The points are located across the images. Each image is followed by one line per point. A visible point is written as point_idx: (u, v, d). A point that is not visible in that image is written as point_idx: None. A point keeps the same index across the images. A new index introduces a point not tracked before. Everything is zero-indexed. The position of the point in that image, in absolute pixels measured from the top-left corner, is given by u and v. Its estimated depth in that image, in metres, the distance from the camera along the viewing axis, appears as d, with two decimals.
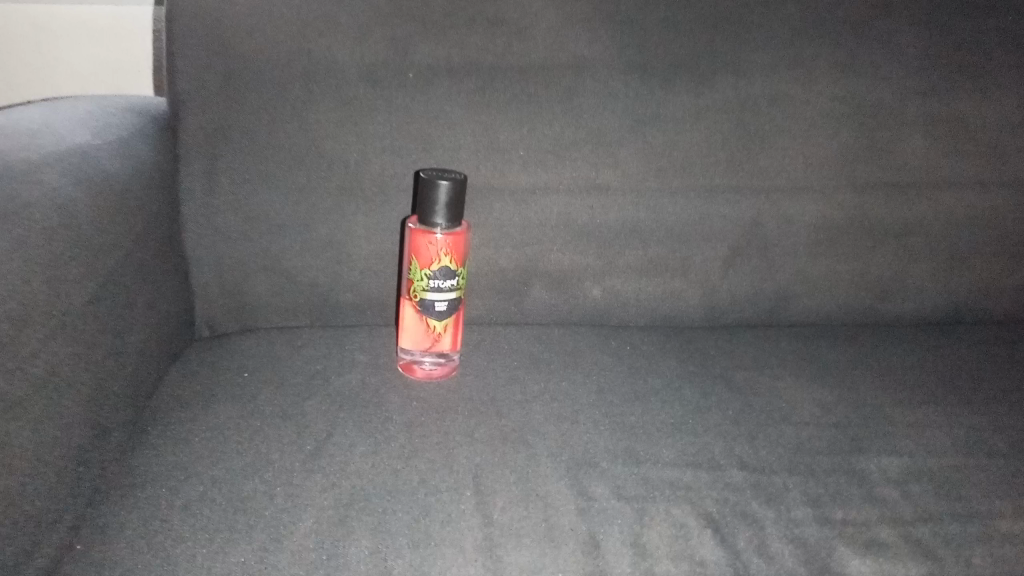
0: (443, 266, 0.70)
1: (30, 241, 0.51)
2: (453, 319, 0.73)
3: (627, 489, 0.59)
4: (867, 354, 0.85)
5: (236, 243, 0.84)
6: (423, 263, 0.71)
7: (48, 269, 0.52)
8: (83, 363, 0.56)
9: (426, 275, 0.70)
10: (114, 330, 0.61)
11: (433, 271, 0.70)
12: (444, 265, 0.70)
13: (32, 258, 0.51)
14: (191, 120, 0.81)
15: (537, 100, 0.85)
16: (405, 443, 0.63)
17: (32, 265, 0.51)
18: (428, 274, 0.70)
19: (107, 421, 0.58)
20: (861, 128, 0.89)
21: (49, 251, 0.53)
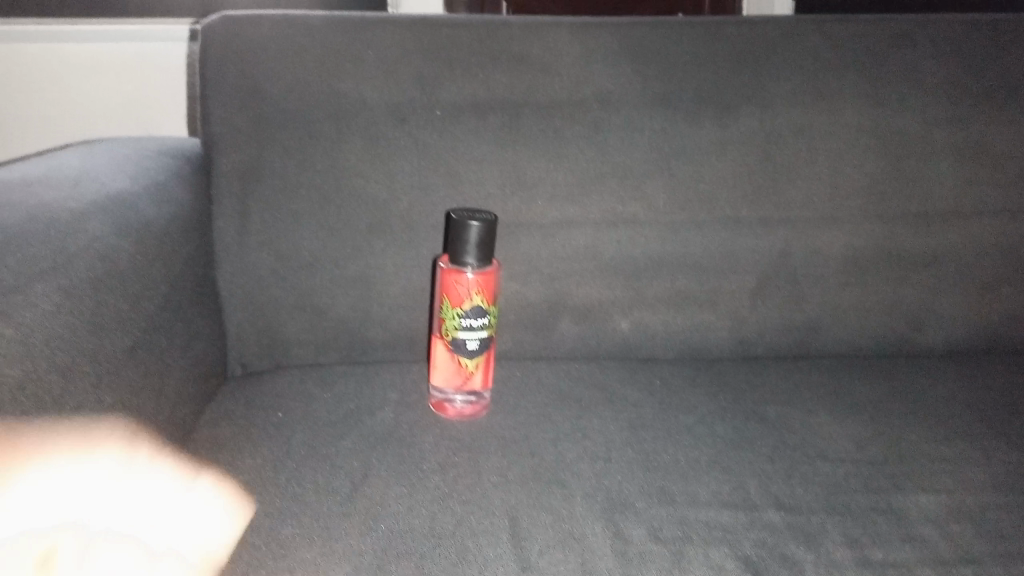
0: (474, 306, 0.71)
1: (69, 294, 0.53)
2: (484, 358, 0.73)
3: (664, 531, 0.59)
4: (901, 387, 0.84)
5: (268, 281, 0.85)
6: (454, 302, 0.71)
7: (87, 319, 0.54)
8: (126, 409, 0.57)
9: (457, 314, 0.71)
10: (154, 374, 0.62)
11: (465, 310, 0.71)
12: (475, 304, 0.71)
13: (71, 311, 0.53)
14: (224, 161, 0.83)
15: (563, 136, 0.86)
16: (438, 484, 0.63)
17: (72, 317, 0.53)
18: (460, 313, 0.71)
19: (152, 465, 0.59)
20: (887, 159, 0.89)
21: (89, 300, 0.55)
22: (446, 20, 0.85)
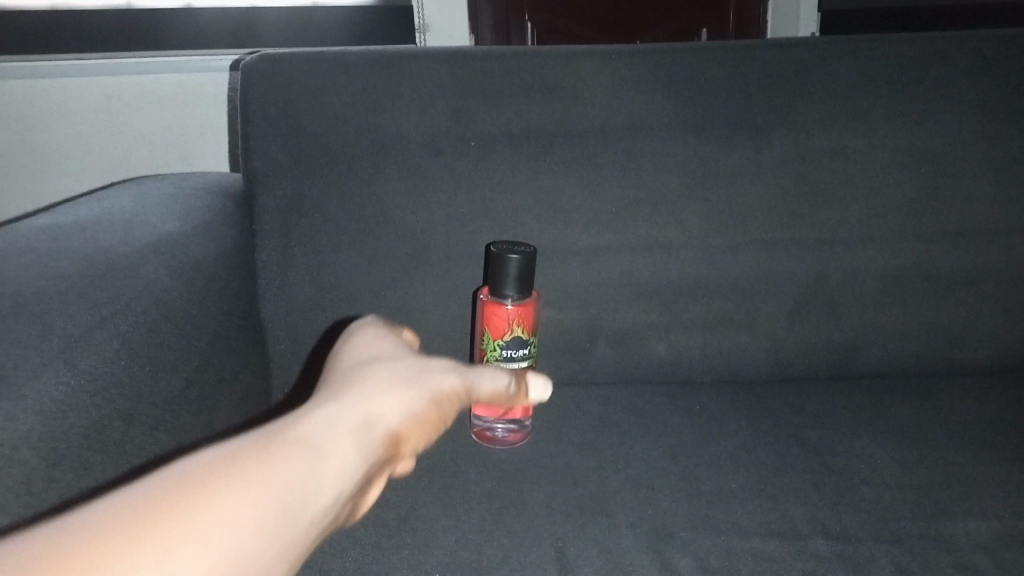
0: (514, 337, 0.73)
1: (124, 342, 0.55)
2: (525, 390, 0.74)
3: (711, 561, 0.59)
4: (946, 407, 0.83)
5: (310, 313, 0.87)
6: (496, 334, 0.73)
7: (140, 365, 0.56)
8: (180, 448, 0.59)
9: (499, 345, 0.73)
10: (197, 414, 0.64)
11: (506, 341, 0.73)
12: (517, 335, 0.73)
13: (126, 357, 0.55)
14: (266, 197, 0.85)
15: (597, 163, 0.87)
16: (485, 516, 0.64)
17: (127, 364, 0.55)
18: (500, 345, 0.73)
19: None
20: (924, 177, 0.89)
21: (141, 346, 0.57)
22: (479, 53, 0.87)
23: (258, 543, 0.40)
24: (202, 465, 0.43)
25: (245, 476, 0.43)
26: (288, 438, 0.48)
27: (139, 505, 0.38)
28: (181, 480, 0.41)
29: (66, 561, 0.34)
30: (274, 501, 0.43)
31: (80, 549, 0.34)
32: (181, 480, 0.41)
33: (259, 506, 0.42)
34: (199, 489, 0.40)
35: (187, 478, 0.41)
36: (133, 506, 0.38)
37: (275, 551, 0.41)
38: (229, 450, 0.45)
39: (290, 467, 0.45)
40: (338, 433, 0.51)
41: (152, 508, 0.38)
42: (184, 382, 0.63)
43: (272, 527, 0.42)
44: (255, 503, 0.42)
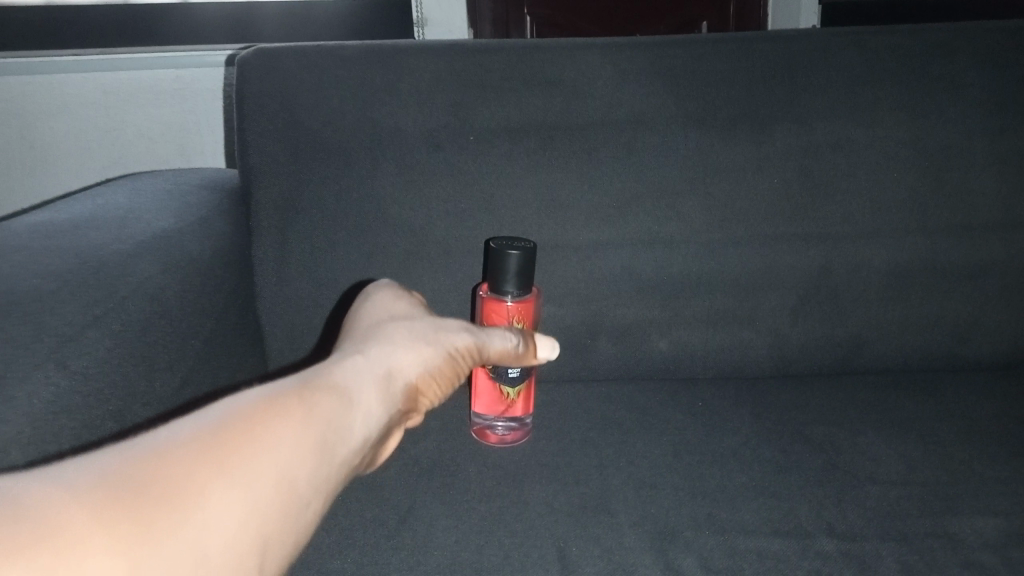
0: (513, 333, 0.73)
1: (117, 339, 0.54)
2: (525, 386, 0.74)
3: (715, 561, 0.59)
4: (951, 402, 0.82)
5: (307, 310, 0.86)
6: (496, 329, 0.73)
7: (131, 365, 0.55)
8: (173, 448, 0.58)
9: None
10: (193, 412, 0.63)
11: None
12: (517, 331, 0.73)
13: (118, 356, 0.54)
14: (263, 192, 0.84)
15: (597, 157, 0.86)
16: (486, 515, 0.63)
17: (119, 363, 0.54)
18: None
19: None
20: (928, 171, 0.88)
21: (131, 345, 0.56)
22: (478, 45, 0.86)
23: (290, 486, 0.45)
24: (239, 411, 0.46)
25: (280, 423, 0.47)
26: (315, 390, 0.52)
27: (189, 444, 0.42)
28: (223, 424, 0.45)
29: (129, 496, 0.37)
30: (302, 450, 0.47)
31: (139, 485, 0.38)
32: (222, 424, 0.45)
33: (290, 453, 0.46)
34: (239, 435, 0.44)
35: (227, 422, 0.45)
36: (183, 445, 0.42)
37: (303, 493, 0.46)
38: (263, 397, 0.49)
39: (316, 419, 0.50)
40: (357, 389, 0.56)
41: (199, 448, 0.42)
42: (178, 381, 0.62)
43: (301, 472, 0.46)
44: (285, 451, 0.46)
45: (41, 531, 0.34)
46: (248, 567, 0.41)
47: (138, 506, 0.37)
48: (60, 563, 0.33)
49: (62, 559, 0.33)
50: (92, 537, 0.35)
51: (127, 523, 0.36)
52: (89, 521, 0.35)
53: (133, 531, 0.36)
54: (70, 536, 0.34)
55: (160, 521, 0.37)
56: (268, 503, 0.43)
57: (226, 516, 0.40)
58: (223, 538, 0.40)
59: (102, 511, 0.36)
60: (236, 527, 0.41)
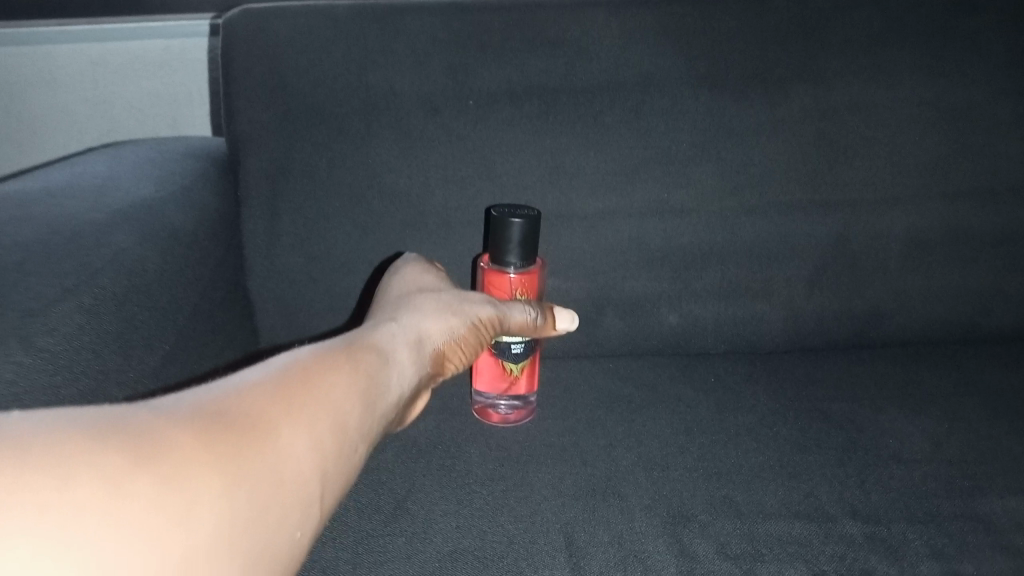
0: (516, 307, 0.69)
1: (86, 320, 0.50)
2: (529, 362, 0.70)
3: (732, 546, 0.55)
4: (975, 375, 0.78)
5: (300, 284, 0.82)
6: None
7: (102, 347, 0.51)
8: None
9: None
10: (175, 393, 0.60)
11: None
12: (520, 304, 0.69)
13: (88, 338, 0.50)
14: (250, 161, 0.80)
15: (604, 121, 0.81)
16: (489, 498, 0.60)
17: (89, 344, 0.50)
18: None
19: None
20: (951, 133, 0.83)
21: (102, 325, 0.52)
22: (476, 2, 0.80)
23: (347, 435, 0.46)
24: (296, 363, 0.47)
25: (333, 375, 0.48)
26: (360, 349, 0.53)
27: (258, 388, 0.43)
28: (285, 378, 0.45)
29: (218, 424, 0.38)
30: (354, 401, 0.48)
31: (226, 416, 0.39)
32: (283, 372, 0.46)
33: (345, 402, 0.47)
34: (300, 382, 0.45)
35: (289, 371, 0.46)
36: (251, 389, 0.43)
37: (356, 440, 0.47)
38: (313, 354, 0.50)
39: (364, 373, 0.51)
40: (393, 351, 0.56)
41: (268, 391, 0.43)
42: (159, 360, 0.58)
43: (355, 420, 0.47)
44: (341, 400, 0.47)
45: (153, 446, 0.34)
46: (316, 503, 0.42)
47: (226, 433, 0.38)
48: (172, 478, 0.34)
49: (175, 474, 0.34)
50: (197, 455, 0.36)
51: (224, 448, 0.37)
52: (194, 442, 0.36)
53: (228, 454, 0.37)
54: (179, 454, 0.35)
55: (248, 449, 0.38)
56: (331, 445, 0.44)
57: (300, 452, 0.41)
58: (297, 471, 0.41)
59: (200, 434, 0.37)
60: (305, 464, 0.42)
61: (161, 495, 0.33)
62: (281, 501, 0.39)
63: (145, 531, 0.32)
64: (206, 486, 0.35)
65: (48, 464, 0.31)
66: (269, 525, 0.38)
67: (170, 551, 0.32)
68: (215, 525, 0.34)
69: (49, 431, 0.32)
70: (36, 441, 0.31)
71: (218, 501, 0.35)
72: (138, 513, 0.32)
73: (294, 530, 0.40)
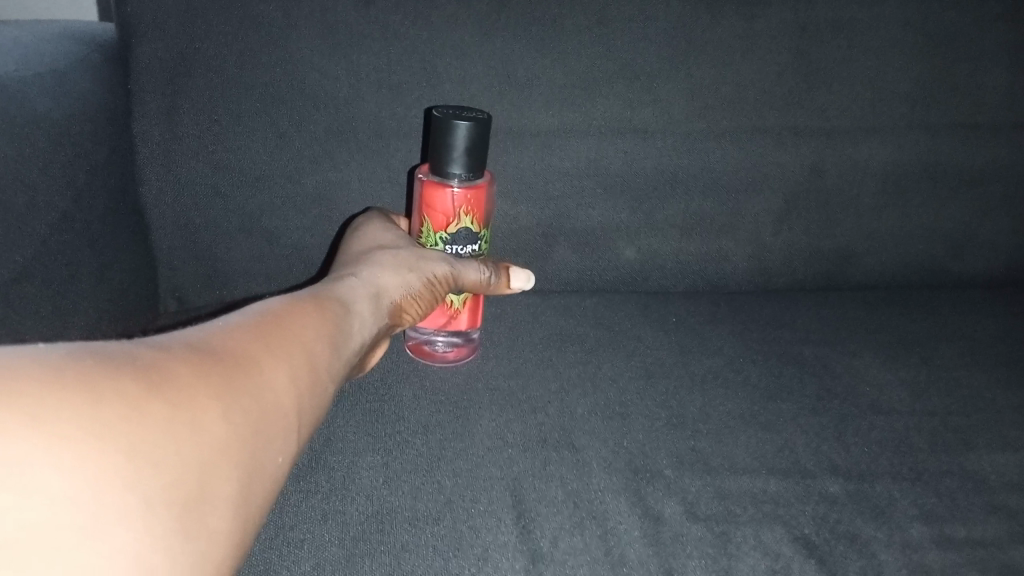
0: (459, 229, 0.60)
1: None
2: (473, 295, 0.62)
3: (701, 506, 0.48)
4: (948, 320, 0.73)
5: (204, 199, 0.70)
6: (438, 224, 0.60)
7: None
8: None
9: (442, 238, 0.60)
10: (32, 318, 0.49)
11: (451, 235, 0.60)
12: (465, 226, 0.60)
13: None
14: (142, 47, 0.66)
15: (562, 24, 0.70)
16: (423, 450, 0.51)
17: None
18: (443, 239, 0.60)
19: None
20: (938, 60, 0.76)
21: None
22: None
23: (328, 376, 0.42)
24: (274, 303, 0.43)
25: (314, 315, 0.44)
26: (326, 295, 0.47)
27: (241, 323, 0.39)
28: (266, 316, 0.41)
29: (204, 354, 0.35)
30: (334, 340, 0.44)
31: (211, 348, 0.36)
32: (261, 312, 0.42)
33: (326, 338, 0.43)
34: (280, 319, 0.41)
35: (268, 311, 0.42)
36: (229, 325, 0.39)
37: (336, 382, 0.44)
38: (286, 297, 0.45)
39: (341, 313, 0.47)
40: (357, 298, 0.50)
41: (248, 325, 0.39)
42: (7, 275, 0.47)
43: (336, 357, 0.44)
44: (322, 334, 0.43)
45: (146, 374, 0.31)
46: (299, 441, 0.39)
47: (217, 368, 0.34)
48: (177, 408, 0.31)
49: (173, 402, 0.31)
50: (191, 383, 0.32)
51: (214, 376, 0.34)
52: (187, 373, 0.33)
53: (219, 384, 0.34)
54: (172, 380, 0.32)
55: (238, 381, 0.35)
56: (315, 379, 0.41)
57: (288, 387, 0.38)
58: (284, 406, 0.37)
59: (187, 363, 0.33)
60: (295, 393, 0.38)
61: (168, 424, 0.30)
62: (270, 432, 0.36)
63: (149, 452, 0.29)
64: (202, 415, 0.32)
65: (51, 386, 0.27)
66: (261, 456, 0.35)
67: (173, 473, 0.29)
68: (210, 452, 0.31)
69: (34, 355, 0.28)
70: (27, 362, 0.28)
71: (211, 430, 0.32)
72: (138, 438, 0.29)
73: (281, 459, 0.36)
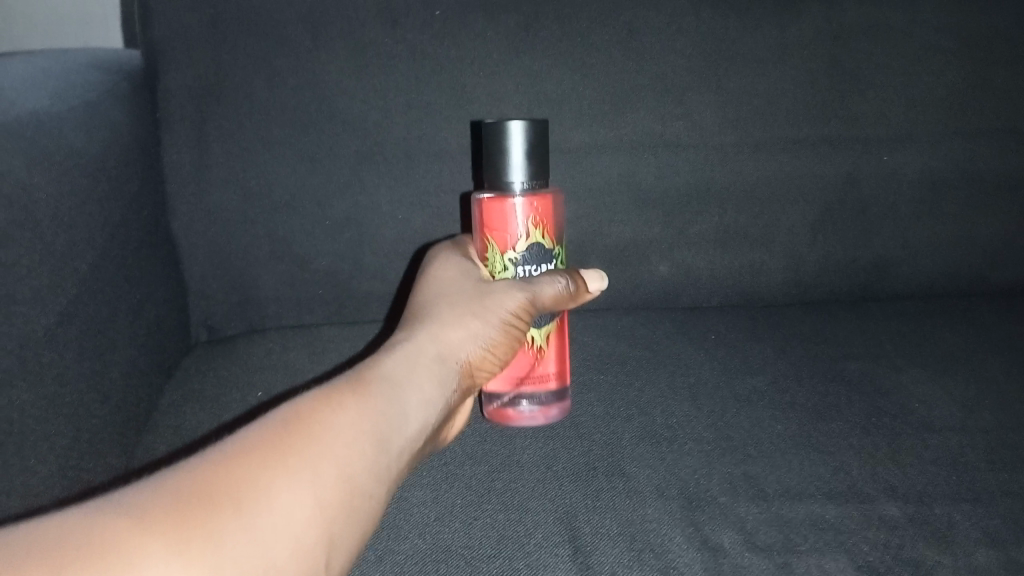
0: (529, 246, 0.53)
1: None
2: (557, 328, 0.54)
3: (760, 534, 0.47)
4: (991, 331, 0.71)
5: (234, 226, 0.69)
6: (504, 245, 0.53)
7: None
8: (29, 409, 0.43)
9: (511, 260, 0.53)
10: (76, 358, 0.48)
11: (520, 255, 0.53)
12: (535, 242, 0.53)
13: None
14: (170, 75, 0.66)
15: (590, 38, 0.69)
16: (472, 482, 0.50)
17: None
18: (512, 260, 0.53)
19: (72, 491, 0.46)
20: (971, 64, 0.75)
21: None
22: None
23: (361, 487, 0.37)
24: (304, 398, 0.39)
25: (343, 412, 0.39)
26: (363, 380, 0.42)
27: (248, 445, 0.35)
28: (285, 429, 0.36)
29: (188, 506, 0.31)
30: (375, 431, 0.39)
31: (212, 482, 0.32)
32: (284, 420, 0.37)
33: (362, 431, 0.38)
34: (307, 417, 0.38)
35: (291, 419, 0.37)
36: (249, 436, 0.36)
37: (373, 490, 0.38)
38: (319, 390, 0.40)
39: (385, 394, 0.41)
40: (399, 376, 0.44)
41: (269, 435, 0.36)
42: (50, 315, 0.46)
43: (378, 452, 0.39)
44: (356, 427, 0.38)
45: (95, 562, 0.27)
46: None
47: (197, 525, 0.30)
48: None
49: None
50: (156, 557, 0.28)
51: (190, 538, 0.29)
52: (153, 545, 0.28)
53: (195, 548, 0.29)
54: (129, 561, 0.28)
55: (222, 536, 0.30)
56: (350, 486, 0.36)
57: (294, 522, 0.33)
58: (292, 547, 0.32)
59: (160, 528, 0.29)
60: (322, 509, 0.34)
61: None
62: None
63: None
64: None
65: None
66: None
67: None
68: None
69: None
70: None
71: None
72: None
73: None
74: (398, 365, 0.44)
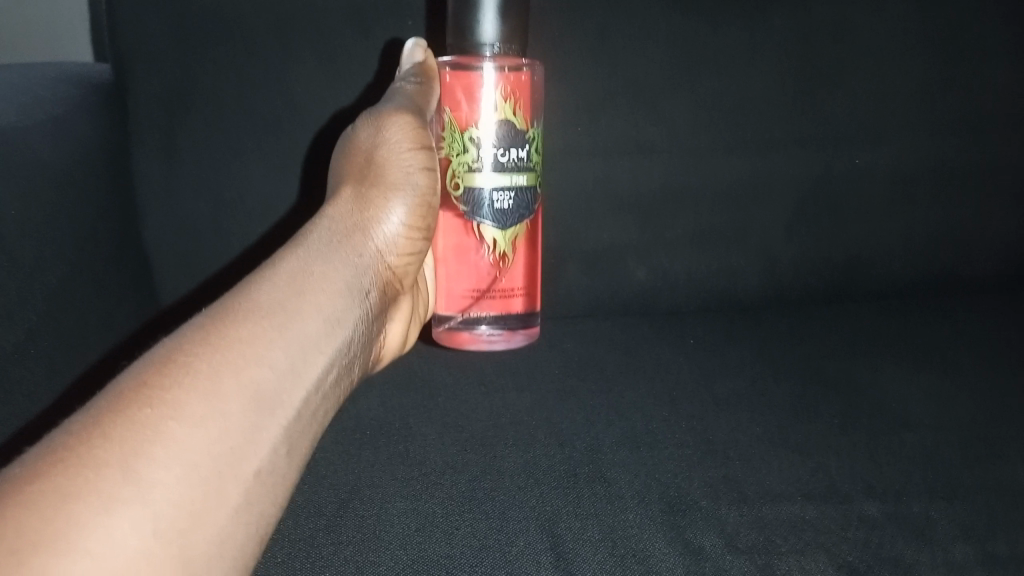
0: (497, 125, 0.56)
1: None
2: (522, 235, 0.59)
3: (741, 537, 0.47)
4: (964, 327, 0.72)
5: (207, 238, 0.69)
6: (467, 118, 0.56)
7: None
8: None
9: (472, 138, 0.56)
10: (47, 375, 0.47)
11: (482, 129, 0.56)
12: (504, 117, 0.56)
13: None
14: (138, 86, 0.66)
15: (562, 44, 0.70)
16: (452, 491, 0.50)
17: None
18: (472, 138, 0.56)
19: None
20: (937, 63, 0.76)
21: None
22: None
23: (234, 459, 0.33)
24: (159, 354, 0.34)
25: (202, 368, 0.34)
26: (231, 319, 0.37)
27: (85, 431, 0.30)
28: (130, 403, 0.31)
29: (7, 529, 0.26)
30: (253, 384, 0.35)
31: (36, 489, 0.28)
32: (129, 391, 0.32)
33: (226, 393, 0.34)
34: (156, 386, 0.32)
35: (138, 387, 0.32)
36: (91, 418, 0.30)
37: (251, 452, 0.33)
38: (175, 339, 0.35)
39: (257, 335, 0.36)
40: (277, 306, 0.38)
41: (97, 427, 0.30)
42: (20, 333, 0.45)
43: (256, 417, 0.34)
44: (216, 394, 0.33)
45: None
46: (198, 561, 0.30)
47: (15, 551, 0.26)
48: None
49: None
50: None
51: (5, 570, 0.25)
52: None
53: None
54: None
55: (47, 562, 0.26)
56: (224, 465, 0.32)
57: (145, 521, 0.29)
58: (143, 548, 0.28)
59: None
60: (183, 496, 0.30)
61: None
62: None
63: None
64: None
65: None
66: None
67: None
68: None
69: None
70: None
71: None
72: None
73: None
74: (273, 295, 0.39)
